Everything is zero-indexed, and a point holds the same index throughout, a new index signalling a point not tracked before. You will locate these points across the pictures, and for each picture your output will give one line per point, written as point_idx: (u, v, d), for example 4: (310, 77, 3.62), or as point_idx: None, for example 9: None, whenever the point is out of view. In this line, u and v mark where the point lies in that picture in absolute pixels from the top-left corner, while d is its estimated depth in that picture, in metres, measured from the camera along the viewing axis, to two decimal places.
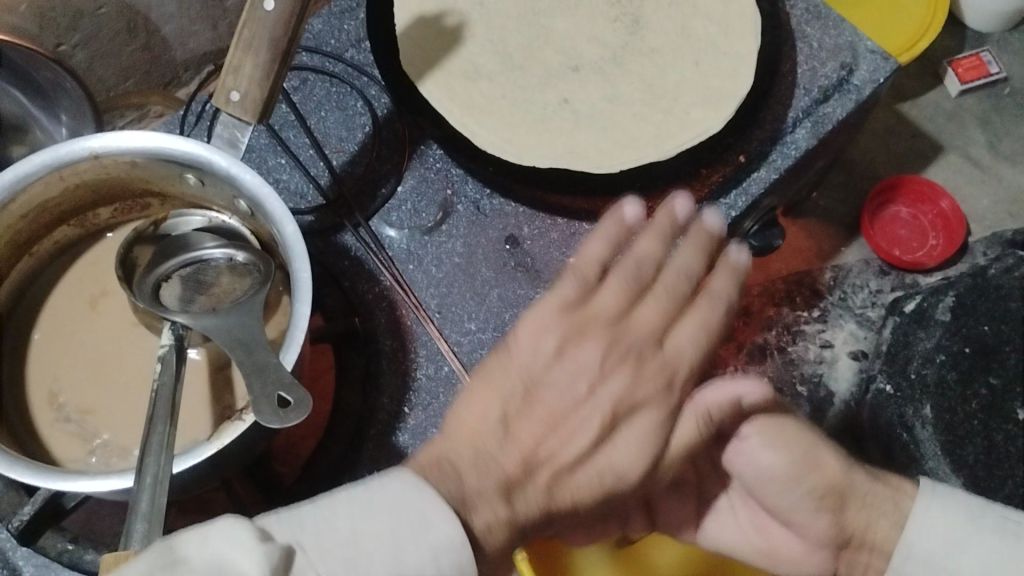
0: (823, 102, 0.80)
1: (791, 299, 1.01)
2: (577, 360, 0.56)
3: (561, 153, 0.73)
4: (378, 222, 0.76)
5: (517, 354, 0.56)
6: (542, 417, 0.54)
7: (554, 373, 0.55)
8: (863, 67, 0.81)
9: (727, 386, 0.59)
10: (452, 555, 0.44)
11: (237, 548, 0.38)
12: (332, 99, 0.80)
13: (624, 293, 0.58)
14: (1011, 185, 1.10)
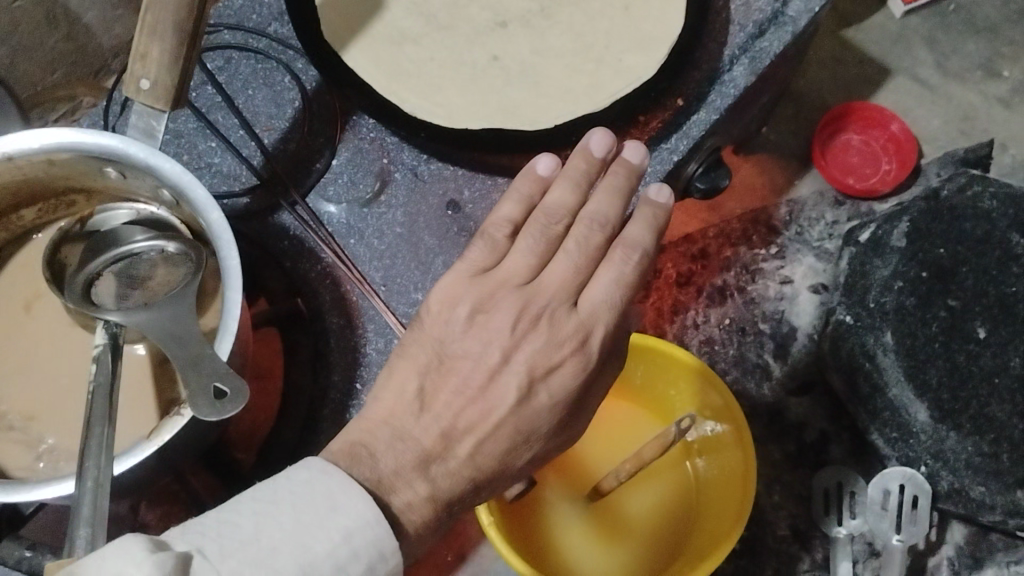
0: (758, 38, 0.78)
1: (747, 238, 1.02)
2: (484, 325, 0.57)
3: (493, 112, 0.72)
4: (315, 199, 0.75)
5: (430, 329, 0.58)
6: (461, 391, 0.55)
7: (467, 340, 0.57)
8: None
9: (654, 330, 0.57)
10: (366, 534, 0.43)
11: (129, 564, 0.35)
12: (258, 76, 0.78)
13: (535, 251, 0.60)
14: (960, 104, 1.09)
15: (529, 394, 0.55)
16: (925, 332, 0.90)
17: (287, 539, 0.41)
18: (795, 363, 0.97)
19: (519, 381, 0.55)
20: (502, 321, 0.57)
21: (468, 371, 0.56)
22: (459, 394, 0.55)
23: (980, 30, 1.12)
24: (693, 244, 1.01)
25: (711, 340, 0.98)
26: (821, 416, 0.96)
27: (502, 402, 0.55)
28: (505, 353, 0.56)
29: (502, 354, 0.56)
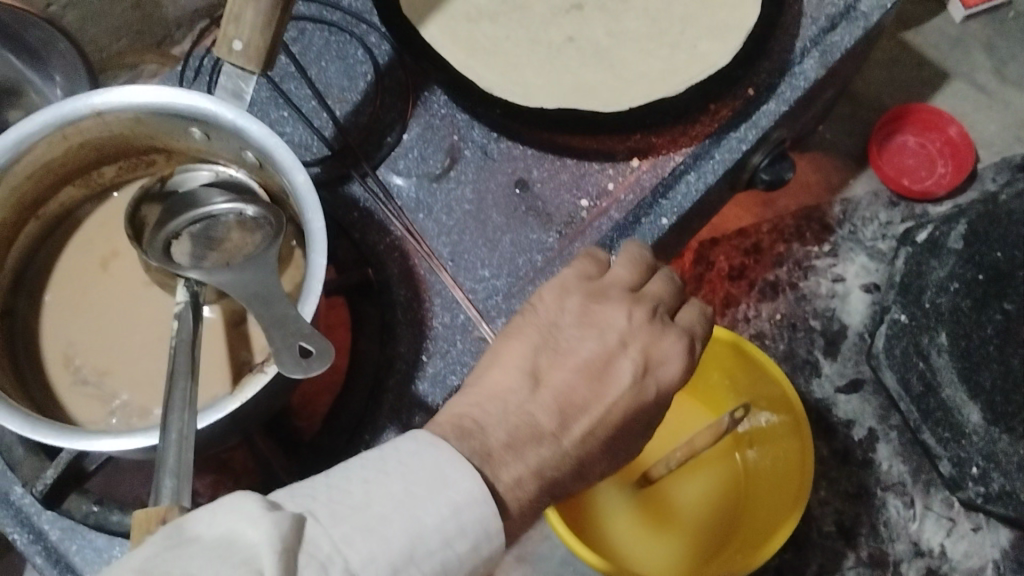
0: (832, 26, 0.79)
1: (800, 235, 1.02)
2: (594, 320, 0.57)
3: (569, 92, 0.72)
4: (385, 171, 0.75)
5: (539, 316, 0.57)
6: (579, 368, 0.54)
7: (583, 329, 0.57)
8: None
9: None
10: (473, 511, 0.42)
11: (246, 524, 0.35)
12: (331, 49, 0.78)
13: (635, 269, 0.60)
14: (1019, 110, 1.09)
15: (639, 376, 0.55)
16: (981, 335, 0.95)
17: (398, 509, 0.40)
18: (844, 361, 0.98)
19: (634, 365, 0.55)
20: (623, 312, 0.57)
21: (587, 351, 0.55)
22: (574, 371, 0.54)
23: None
24: (747, 238, 1.01)
25: (762, 334, 0.99)
26: (870, 415, 0.96)
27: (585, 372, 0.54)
28: (624, 336, 0.56)
29: (620, 338, 0.56)
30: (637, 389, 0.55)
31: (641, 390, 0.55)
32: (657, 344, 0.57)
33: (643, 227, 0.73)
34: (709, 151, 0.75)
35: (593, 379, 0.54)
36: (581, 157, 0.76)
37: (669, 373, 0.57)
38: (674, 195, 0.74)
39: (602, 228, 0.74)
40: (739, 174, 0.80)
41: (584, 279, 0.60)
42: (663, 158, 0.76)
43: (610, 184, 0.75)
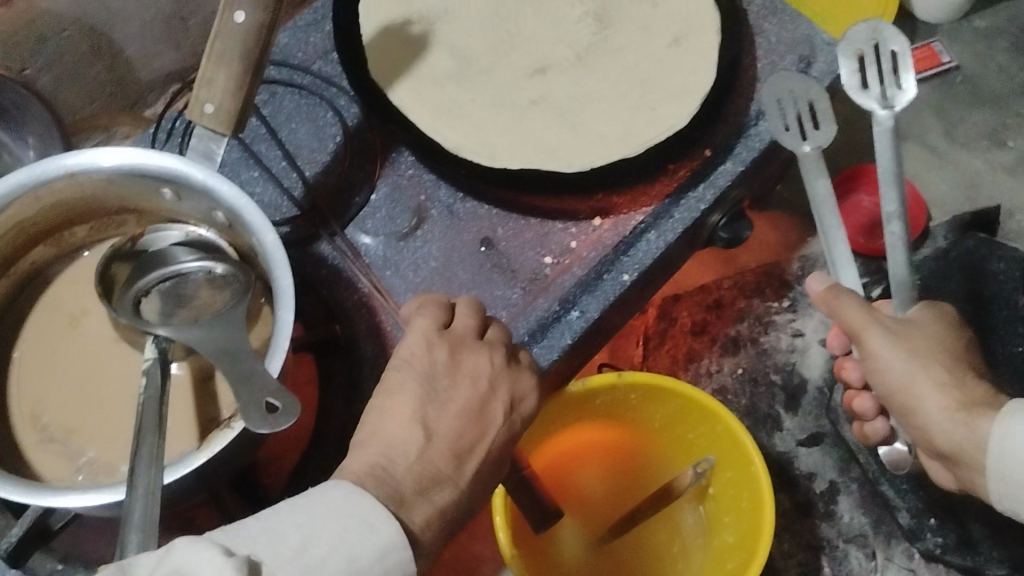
0: (890, 79, 0.71)
1: (760, 291, 1.04)
2: (464, 369, 0.54)
3: (533, 152, 0.74)
4: (353, 230, 0.77)
5: (413, 360, 0.54)
6: (463, 415, 0.52)
7: (456, 378, 0.54)
8: (861, 26, 0.74)
9: (901, 373, 0.67)
10: (398, 556, 0.43)
11: (202, 563, 0.36)
12: (301, 111, 0.80)
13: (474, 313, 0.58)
14: (969, 169, 1.14)
15: (508, 414, 0.55)
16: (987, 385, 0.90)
17: (334, 551, 0.41)
18: (806, 414, 1.00)
19: (505, 407, 0.55)
20: (484, 356, 0.56)
21: (463, 398, 0.53)
22: (459, 417, 0.52)
23: (986, 101, 1.17)
24: (708, 294, 1.04)
25: (725, 389, 1.00)
26: (831, 467, 0.98)
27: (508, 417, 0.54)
28: (491, 380, 0.55)
29: (490, 383, 0.55)
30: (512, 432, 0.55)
31: (514, 425, 0.55)
32: (517, 382, 0.57)
33: (605, 284, 0.75)
34: (670, 209, 0.77)
35: (474, 423, 0.53)
36: (545, 218, 0.78)
37: (528, 409, 0.57)
38: (636, 252, 0.76)
39: (565, 285, 0.76)
40: (697, 232, 0.82)
41: (438, 331, 0.56)
42: (624, 218, 0.78)
43: (573, 242, 0.77)
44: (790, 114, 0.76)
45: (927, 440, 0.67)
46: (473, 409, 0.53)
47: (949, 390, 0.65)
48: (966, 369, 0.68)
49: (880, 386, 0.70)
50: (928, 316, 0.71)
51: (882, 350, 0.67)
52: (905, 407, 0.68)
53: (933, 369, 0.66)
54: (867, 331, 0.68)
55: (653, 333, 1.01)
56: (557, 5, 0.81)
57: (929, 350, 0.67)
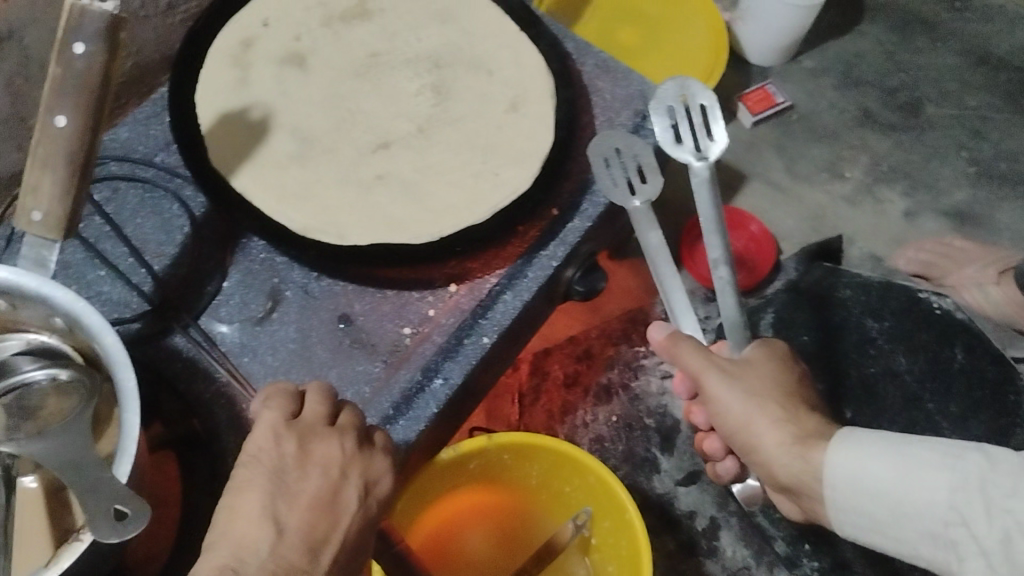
0: (700, 134, 0.79)
1: (628, 337, 1.07)
2: (314, 458, 0.54)
3: (381, 227, 0.75)
4: (207, 320, 0.76)
5: (259, 455, 0.53)
6: (312, 505, 0.52)
7: (306, 467, 0.54)
8: (670, 84, 0.81)
9: (741, 414, 0.72)
10: None
11: None
12: (146, 205, 0.79)
13: (322, 398, 0.58)
14: (810, 204, 1.21)
15: (362, 499, 0.55)
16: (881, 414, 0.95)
17: None
18: (681, 455, 1.02)
19: (358, 491, 0.55)
20: (333, 441, 0.56)
21: (314, 488, 0.53)
22: (309, 508, 0.51)
23: (821, 136, 1.25)
24: (577, 346, 1.07)
25: (601, 438, 1.02)
26: (709, 503, 1.00)
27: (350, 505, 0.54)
28: (343, 467, 0.55)
29: (341, 469, 0.55)
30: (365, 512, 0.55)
31: (369, 507, 0.56)
32: (370, 464, 0.57)
33: (466, 348, 0.77)
34: (522, 269, 0.80)
35: (327, 511, 0.52)
36: (402, 288, 0.78)
37: (383, 490, 0.58)
38: (493, 314, 0.78)
39: (426, 353, 0.76)
40: (552, 288, 0.84)
41: (287, 421, 0.56)
42: (479, 281, 0.79)
43: (431, 310, 0.78)
44: (619, 172, 0.80)
45: (770, 476, 0.72)
46: (327, 496, 0.53)
47: (785, 426, 0.70)
48: (800, 405, 0.73)
49: (723, 426, 0.74)
50: (764, 356, 0.76)
51: (722, 392, 0.73)
52: (746, 444, 0.73)
53: (768, 408, 0.71)
54: (707, 375, 0.73)
55: (527, 390, 1.03)
56: (396, 80, 0.83)
57: (764, 390, 0.72)
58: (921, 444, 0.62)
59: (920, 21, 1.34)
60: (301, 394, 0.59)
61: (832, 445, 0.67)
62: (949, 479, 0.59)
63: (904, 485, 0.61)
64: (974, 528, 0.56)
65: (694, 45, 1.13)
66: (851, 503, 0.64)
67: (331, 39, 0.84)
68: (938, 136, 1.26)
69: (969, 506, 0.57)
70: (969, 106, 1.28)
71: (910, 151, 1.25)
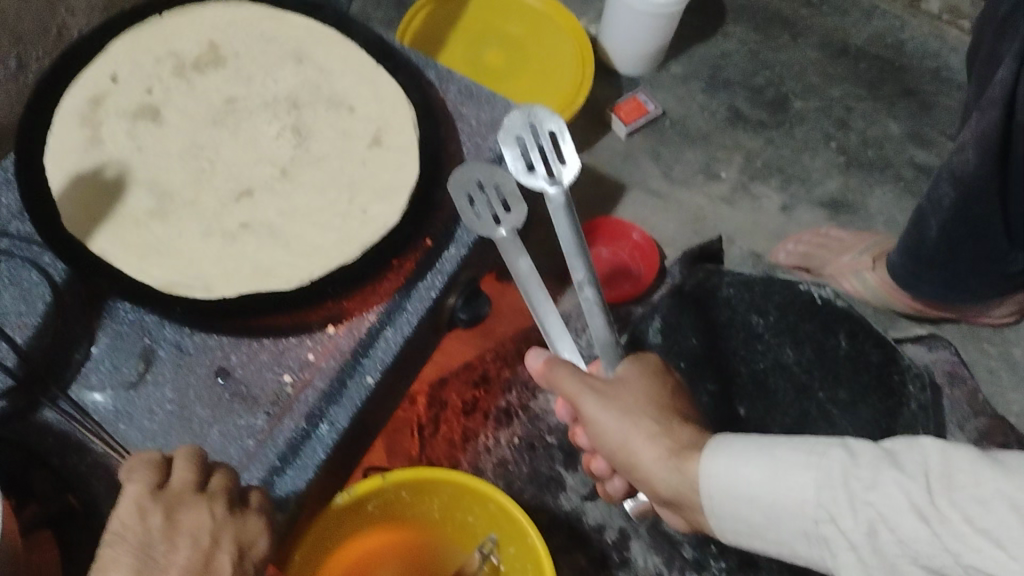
0: (550, 158, 0.78)
1: (523, 357, 1.07)
2: (184, 530, 0.52)
3: (252, 277, 0.74)
4: (78, 390, 0.73)
5: (122, 533, 0.50)
6: None
7: (171, 539, 0.52)
8: (516, 113, 0.80)
9: (615, 436, 0.69)
10: None
11: None
12: (4, 276, 0.77)
13: (192, 462, 0.55)
14: (690, 208, 1.22)
15: (238, 563, 0.53)
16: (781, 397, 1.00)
17: None
18: (584, 469, 1.01)
19: (233, 557, 0.53)
20: (204, 508, 0.53)
21: (183, 560, 0.51)
22: None
23: (696, 139, 1.27)
24: (473, 371, 1.06)
25: (505, 460, 1.02)
26: (617, 515, 1.00)
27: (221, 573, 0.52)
28: (214, 534, 0.53)
29: (211, 536, 0.53)
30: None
31: (245, 572, 0.54)
32: (243, 528, 0.55)
33: (350, 390, 0.76)
34: (400, 304, 0.80)
35: None
36: (279, 335, 0.77)
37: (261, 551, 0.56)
38: (375, 352, 0.78)
39: (308, 400, 0.75)
40: (435, 318, 0.83)
41: (152, 492, 0.53)
42: (357, 321, 0.78)
43: (310, 355, 0.76)
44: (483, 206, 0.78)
45: (654, 493, 0.69)
46: (197, 568, 0.51)
47: (661, 440, 0.68)
48: (677, 416, 0.70)
49: (605, 448, 0.72)
50: (636, 373, 0.74)
51: (598, 414, 0.70)
52: (627, 464, 0.70)
53: (644, 424, 0.68)
54: (583, 399, 0.71)
55: (426, 421, 1.02)
56: (254, 124, 0.82)
57: (638, 407, 0.70)
58: (785, 443, 0.61)
59: (779, 19, 1.38)
60: (170, 459, 0.55)
61: (707, 454, 0.64)
62: (815, 477, 0.58)
63: (775, 489, 0.60)
64: (843, 524, 0.56)
65: (563, 55, 1.14)
66: (730, 510, 0.63)
67: (183, 89, 0.83)
68: (807, 129, 1.29)
69: (836, 505, 0.57)
70: (833, 97, 1.32)
71: (782, 146, 1.28)
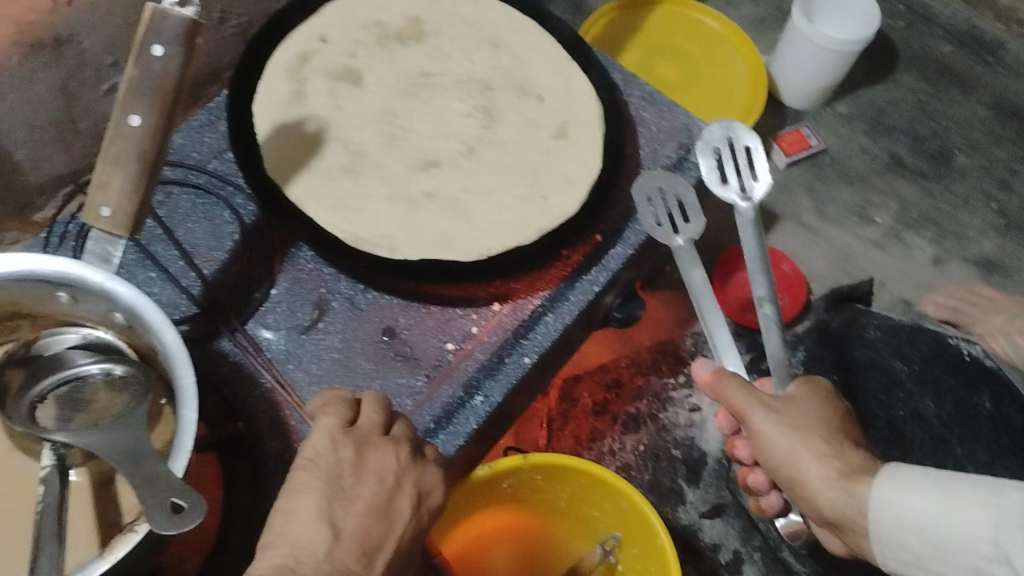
0: (745, 173, 0.82)
1: (657, 368, 1.10)
2: (372, 466, 0.56)
3: (431, 244, 0.76)
4: (254, 326, 0.77)
5: (314, 460, 0.54)
6: (367, 511, 0.53)
7: (361, 475, 0.55)
8: (715, 127, 0.86)
9: (784, 448, 0.73)
10: None
11: None
12: (198, 211, 0.81)
13: (381, 409, 0.60)
14: (840, 245, 1.25)
15: (415, 508, 0.57)
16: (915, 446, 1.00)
17: None
18: (706, 487, 1.04)
19: (411, 501, 0.57)
20: (390, 452, 0.58)
21: (369, 495, 0.54)
22: (363, 515, 0.53)
23: (852, 180, 1.30)
24: (607, 374, 1.09)
25: (628, 466, 1.05)
26: (735, 537, 1.02)
27: (399, 515, 0.55)
28: (398, 476, 0.57)
29: (395, 479, 0.56)
30: (415, 520, 0.57)
31: (420, 517, 0.58)
32: (422, 477, 0.59)
33: (507, 367, 0.79)
34: (565, 292, 0.82)
35: (382, 518, 0.54)
36: (446, 305, 0.79)
37: (434, 503, 0.60)
38: (534, 335, 0.80)
39: (467, 369, 0.77)
40: (590, 315, 0.85)
41: (344, 428, 0.57)
42: (521, 302, 0.80)
43: (474, 328, 0.79)
44: (661, 209, 0.82)
45: (815, 510, 0.72)
46: (381, 505, 0.54)
47: (829, 460, 0.71)
48: (846, 441, 0.74)
49: (767, 463, 0.75)
50: (807, 397, 0.77)
51: (767, 428, 0.73)
52: (791, 479, 0.73)
53: (811, 442, 0.72)
54: (751, 411, 0.74)
55: (556, 415, 1.05)
56: (446, 98, 0.84)
57: (808, 425, 0.73)
58: (962, 480, 0.61)
59: (951, 73, 1.39)
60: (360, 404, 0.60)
61: (879, 481, 0.67)
62: (989, 515, 0.57)
63: (943, 522, 0.60)
64: (1015, 564, 0.54)
65: (736, 77, 1.19)
66: (896, 538, 0.64)
67: (384, 58, 0.86)
68: (967, 186, 1.31)
69: (1008, 541, 0.55)
70: (997, 157, 1.33)
71: (939, 199, 1.30)
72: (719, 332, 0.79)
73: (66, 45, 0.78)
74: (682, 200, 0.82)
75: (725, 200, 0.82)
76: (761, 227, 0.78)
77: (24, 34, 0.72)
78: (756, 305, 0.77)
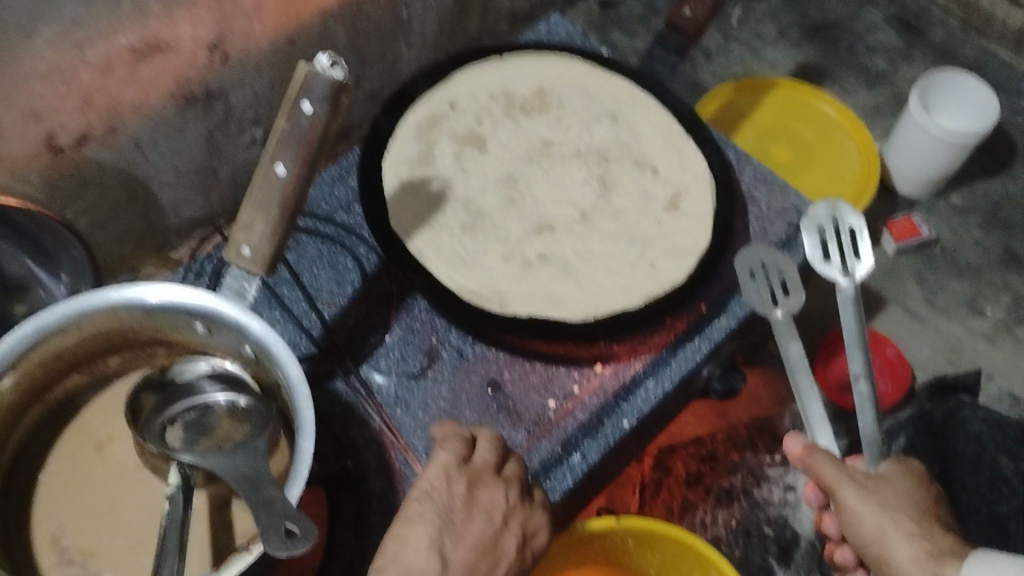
0: (847, 253, 0.84)
1: (752, 445, 1.11)
2: (480, 504, 0.64)
3: (541, 303, 0.79)
4: (367, 369, 0.81)
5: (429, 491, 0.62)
6: (475, 547, 0.61)
7: (471, 513, 0.63)
8: (819, 206, 0.87)
9: (874, 527, 0.72)
10: None
11: None
12: (324, 258, 0.86)
13: (495, 447, 0.68)
14: (947, 335, 1.24)
15: (520, 546, 0.65)
16: None
17: None
18: (796, 568, 1.05)
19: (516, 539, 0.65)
20: (499, 490, 0.65)
21: (478, 531, 0.63)
22: (471, 551, 0.61)
23: (964, 272, 1.29)
24: (703, 447, 1.10)
25: (719, 539, 1.05)
26: None
27: (503, 552, 0.64)
28: (505, 515, 0.65)
29: (504, 517, 0.65)
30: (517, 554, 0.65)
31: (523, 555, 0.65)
32: (529, 518, 0.67)
33: (605, 429, 0.80)
34: (667, 358, 0.84)
35: (485, 556, 0.62)
36: (550, 363, 0.82)
37: (540, 539, 0.68)
38: (634, 399, 0.82)
39: (567, 428, 0.80)
40: (689, 385, 0.87)
41: (458, 464, 0.65)
42: (623, 365, 0.83)
43: (575, 387, 0.81)
44: (764, 284, 0.84)
45: None
46: (488, 542, 0.63)
47: (918, 542, 0.71)
48: (934, 525, 0.73)
49: (853, 539, 0.75)
50: (896, 477, 0.77)
51: (856, 505, 0.73)
52: (877, 558, 0.73)
53: (901, 523, 0.72)
54: (842, 488, 0.74)
55: (649, 482, 1.06)
56: (564, 167, 0.88)
57: (897, 506, 0.73)
58: None
59: None
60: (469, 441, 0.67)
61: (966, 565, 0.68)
62: None
63: None
64: None
65: (846, 163, 1.21)
66: None
67: (506, 126, 0.90)
68: None
69: None
70: None
71: None
72: (814, 408, 0.80)
73: (216, 99, 0.84)
74: (784, 275, 0.85)
75: (826, 277, 0.83)
76: (862, 314, 0.79)
77: (181, 88, 0.79)
78: (852, 382, 0.78)
